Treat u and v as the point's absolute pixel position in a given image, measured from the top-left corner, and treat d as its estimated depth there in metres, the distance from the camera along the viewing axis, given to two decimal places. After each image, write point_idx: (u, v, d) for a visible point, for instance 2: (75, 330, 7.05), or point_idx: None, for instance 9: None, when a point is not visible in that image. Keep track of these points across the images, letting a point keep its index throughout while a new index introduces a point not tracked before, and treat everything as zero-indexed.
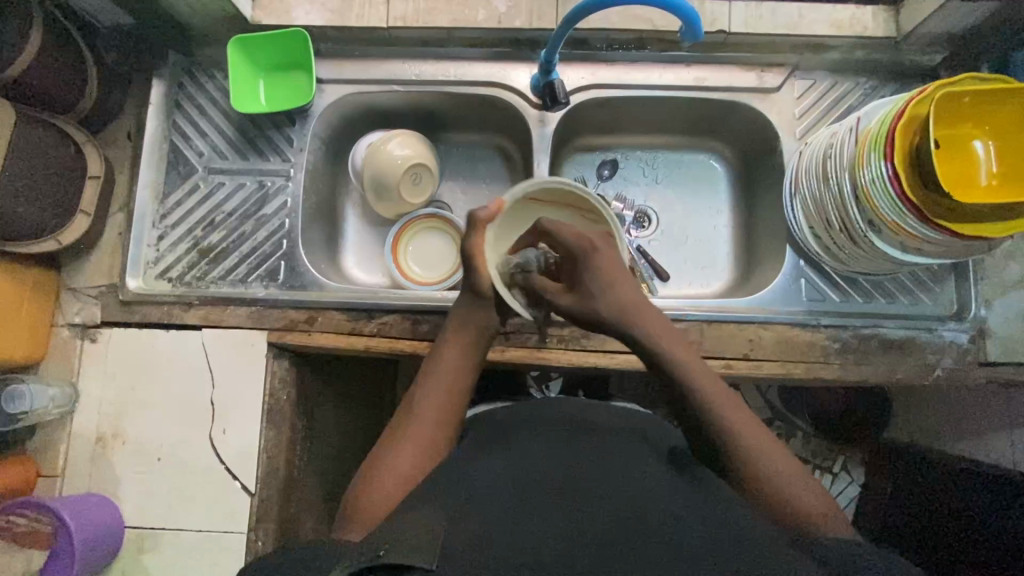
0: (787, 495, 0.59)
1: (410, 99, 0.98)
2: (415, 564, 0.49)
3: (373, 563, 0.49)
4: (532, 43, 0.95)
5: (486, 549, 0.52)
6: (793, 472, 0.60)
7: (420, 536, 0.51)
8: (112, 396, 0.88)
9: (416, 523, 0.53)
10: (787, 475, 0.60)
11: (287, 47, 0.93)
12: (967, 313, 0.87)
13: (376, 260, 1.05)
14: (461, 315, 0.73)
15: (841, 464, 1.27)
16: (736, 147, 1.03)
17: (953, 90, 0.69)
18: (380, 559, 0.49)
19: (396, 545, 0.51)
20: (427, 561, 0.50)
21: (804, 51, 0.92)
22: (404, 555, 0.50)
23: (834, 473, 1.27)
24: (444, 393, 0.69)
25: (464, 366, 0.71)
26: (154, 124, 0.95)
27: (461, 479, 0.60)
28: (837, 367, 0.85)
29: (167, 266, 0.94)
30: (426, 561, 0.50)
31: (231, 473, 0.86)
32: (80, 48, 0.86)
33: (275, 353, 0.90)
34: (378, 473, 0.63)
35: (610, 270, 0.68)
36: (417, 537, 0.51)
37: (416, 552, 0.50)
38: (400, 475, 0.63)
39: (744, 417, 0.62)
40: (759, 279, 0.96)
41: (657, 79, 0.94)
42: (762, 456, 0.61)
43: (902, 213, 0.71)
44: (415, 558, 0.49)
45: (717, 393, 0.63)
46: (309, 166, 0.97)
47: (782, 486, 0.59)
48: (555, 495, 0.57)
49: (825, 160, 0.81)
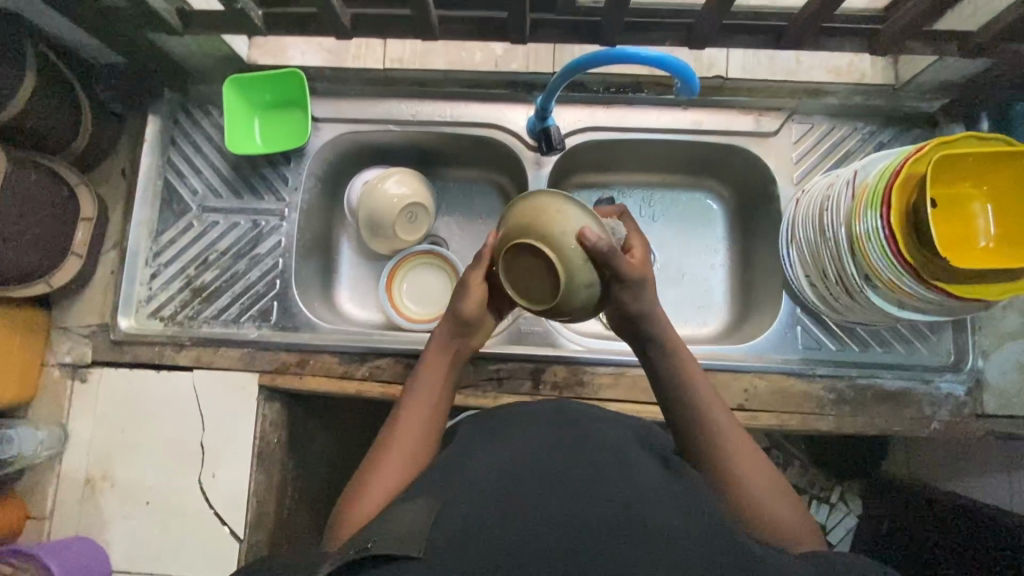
0: (770, 515, 0.60)
1: (406, 137, 0.97)
2: (401, 555, 0.49)
3: (360, 554, 0.50)
4: (528, 85, 0.94)
5: (471, 540, 0.50)
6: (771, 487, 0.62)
7: (416, 528, 0.51)
8: (102, 438, 0.88)
9: (404, 521, 0.52)
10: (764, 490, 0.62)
11: (283, 87, 0.93)
12: (965, 364, 0.86)
13: (370, 294, 1.03)
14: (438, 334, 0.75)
15: (838, 494, 1.24)
16: (734, 187, 1.02)
17: (958, 150, 0.68)
18: (366, 551, 0.50)
19: (383, 537, 0.51)
20: (414, 550, 0.49)
21: (802, 95, 0.92)
22: (390, 547, 0.50)
23: (831, 503, 1.23)
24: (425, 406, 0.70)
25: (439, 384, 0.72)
26: (147, 162, 0.94)
27: (453, 469, 0.59)
28: (832, 418, 0.85)
29: (159, 305, 0.93)
30: (413, 552, 0.49)
31: (219, 518, 0.85)
32: (73, 88, 0.85)
33: (267, 395, 0.89)
34: (360, 490, 0.63)
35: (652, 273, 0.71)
36: (405, 528, 0.51)
37: (405, 543, 0.50)
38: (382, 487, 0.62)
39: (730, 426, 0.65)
40: (755, 323, 0.95)
41: (654, 121, 0.93)
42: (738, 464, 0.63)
43: (898, 272, 0.70)
44: (403, 549, 0.49)
45: (710, 399, 0.67)
46: (303, 205, 0.96)
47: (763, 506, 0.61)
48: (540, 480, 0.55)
49: (822, 213, 0.80)
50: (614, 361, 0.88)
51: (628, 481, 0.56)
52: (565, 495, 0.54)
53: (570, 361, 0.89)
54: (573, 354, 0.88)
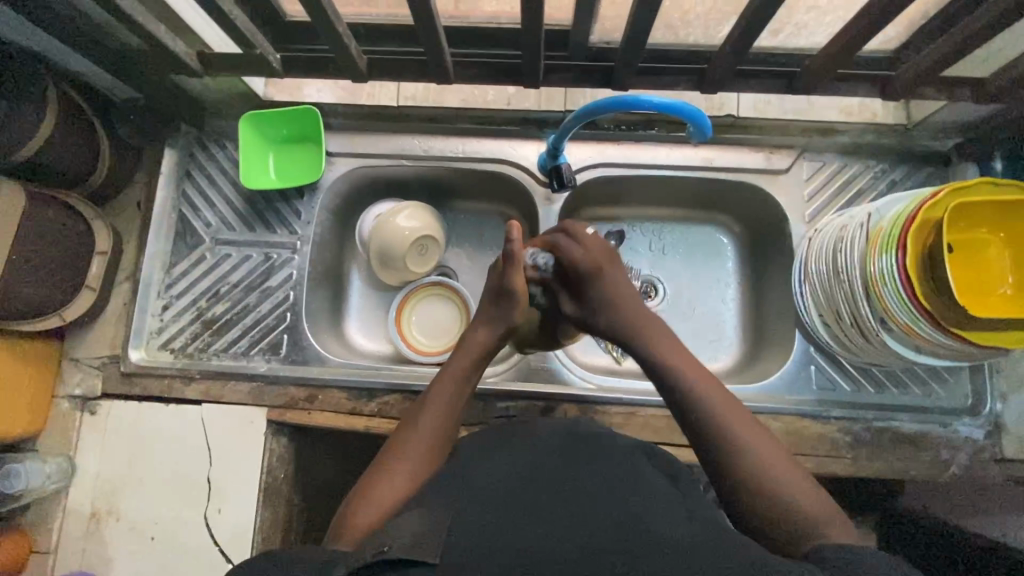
0: (800, 505, 0.56)
1: (418, 172, 0.98)
2: (417, 560, 0.47)
3: (375, 559, 0.47)
4: (540, 122, 0.95)
5: (479, 548, 0.48)
6: (770, 451, 0.60)
7: (419, 535, 0.49)
8: (109, 471, 0.87)
9: (408, 526, 0.50)
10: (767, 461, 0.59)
11: (298, 122, 0.94)
12: (983, 408, 0.86)
13: (378, 327, 1.02)
14: (467, 337, 0.73)
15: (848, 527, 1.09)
16: (745, 223, 1.01)
17: (978, 198, 0.67)
18: (384, 555, 0.47)
19: (398, 541, 0.48)
20: (431, 557, 0.47)
21: (813, 134, 0.92)
22: (406, 550, 0.47)
23: None
24: (442, 421, 0.67)
25: (460, 391, 0.69)
26: (163, 195, 0.96)
27: (462, 478, 0.59)
28: (847, 461, 0.85)
29: (170, 337, 0.93)
30: (428, 557, 0.47)
31: (225, 555, 0.84)
32: (94, 125, 0.87)
33: (274, 430, 0.89)
34: (371, 489, 0.60)
35: (621, 292, 0.75)
36: (417, 533, 0.49)
37: (420, 548, 0.48)
38: (392, 497, 0.59)
39: (714, 385, 0.65)
40: (767, 359, 0.94)
41: (665, 158, 0.94)
42: (763, 460, 0.59)
43: (915, 317, 0.69)
44: (419, 554, 0.47)
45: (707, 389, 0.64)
46: (316, 238, 0.97)
47: (786, 496, 0.56)
48: (550, 499, 0.54)
49: (835, 255, 0.79)
50: (627, 400, 0.88)
51: (638, 498, 0.55)
52: (570, 512, 0.52)
53: (581, 400, 0.88)
54: (583, 392, 0.88)
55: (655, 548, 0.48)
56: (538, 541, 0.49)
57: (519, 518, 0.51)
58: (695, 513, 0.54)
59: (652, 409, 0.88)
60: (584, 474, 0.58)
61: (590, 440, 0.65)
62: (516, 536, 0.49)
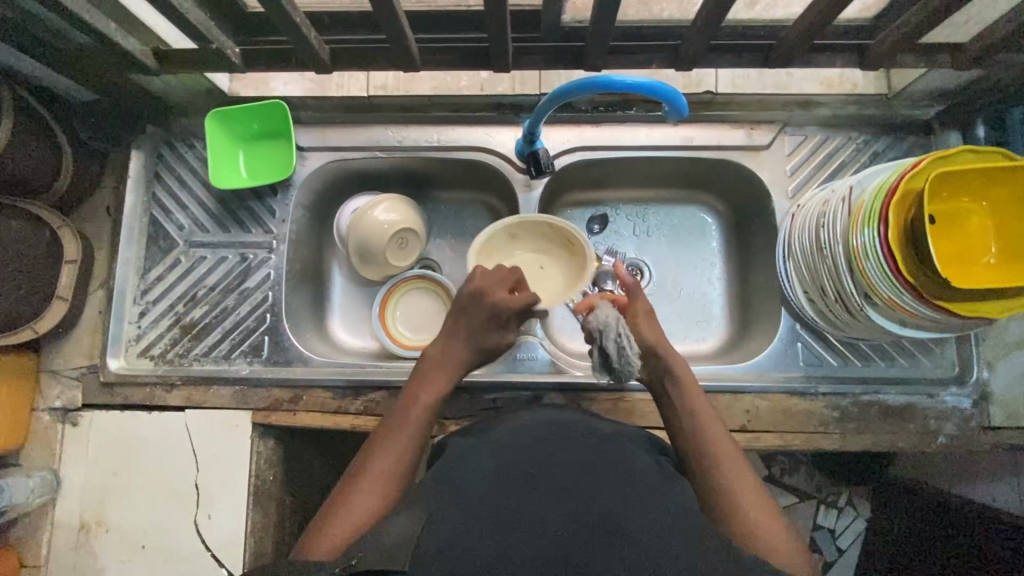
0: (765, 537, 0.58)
1: (394, 163, 0.96)
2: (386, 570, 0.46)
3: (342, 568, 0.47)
4: (516, 106, 0.93)
5: (457, 548, 0.48)
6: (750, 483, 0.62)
7: (392, 543, 0.48)
8: (95, 483, 0.86)
9: (384, 536, 0.49)
10: (747, 487, 0.61)
11: (266, 117, 0.91)
12: (969, 377, 0.86)
13: (362, 322, 1.00)
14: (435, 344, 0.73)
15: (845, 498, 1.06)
16: (728, 200, 0.99)
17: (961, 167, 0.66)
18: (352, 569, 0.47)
19: (368, 554, 0.48)
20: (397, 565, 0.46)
21: (793, 107, 0.91)
22: (375, 561, 0.47)
23: (839, 508, 1.06)
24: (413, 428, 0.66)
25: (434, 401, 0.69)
26: (132, 199, 0.93)
27: (445, 475, 0.58)
28: (836, 436, 0.85)
29: (148, 344, 0.92)
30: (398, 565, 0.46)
31: (216, 559, 0.84)
32: (53, 129, 0.84)
33: (261, 433, 0.88)
34: (348, 491, 0.61)
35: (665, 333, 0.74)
36: (391, 542, 0.48)
37: (389, 559, 0.47)
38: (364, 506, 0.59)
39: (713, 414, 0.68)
40: (754, 338, 0.93)
41: (644, 138, 0.92)
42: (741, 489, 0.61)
43: (897, 290, 0.68)
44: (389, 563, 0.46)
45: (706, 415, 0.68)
46: (292, 236, 0.94)
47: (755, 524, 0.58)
48: (531, 492, 0.53)
49: (818, 230, 0.78)
50: (614, 386, 0.87)
51: (622, 487, 0.54)
52: (552, 505, 0.52)
53: (568, 388, 0.88)
54: (569, 381, 0.87)
55: (635, 541, 0.47)
56: (514, 537, 0.48)
57: (499, 514, 0.51)
58: (676, 501, 0.53)
59: (640, 394, 0.87)
60: (568, 464, 0.57)
61: (575, 432, 0.64)
62: (493, 535, 0.49)
